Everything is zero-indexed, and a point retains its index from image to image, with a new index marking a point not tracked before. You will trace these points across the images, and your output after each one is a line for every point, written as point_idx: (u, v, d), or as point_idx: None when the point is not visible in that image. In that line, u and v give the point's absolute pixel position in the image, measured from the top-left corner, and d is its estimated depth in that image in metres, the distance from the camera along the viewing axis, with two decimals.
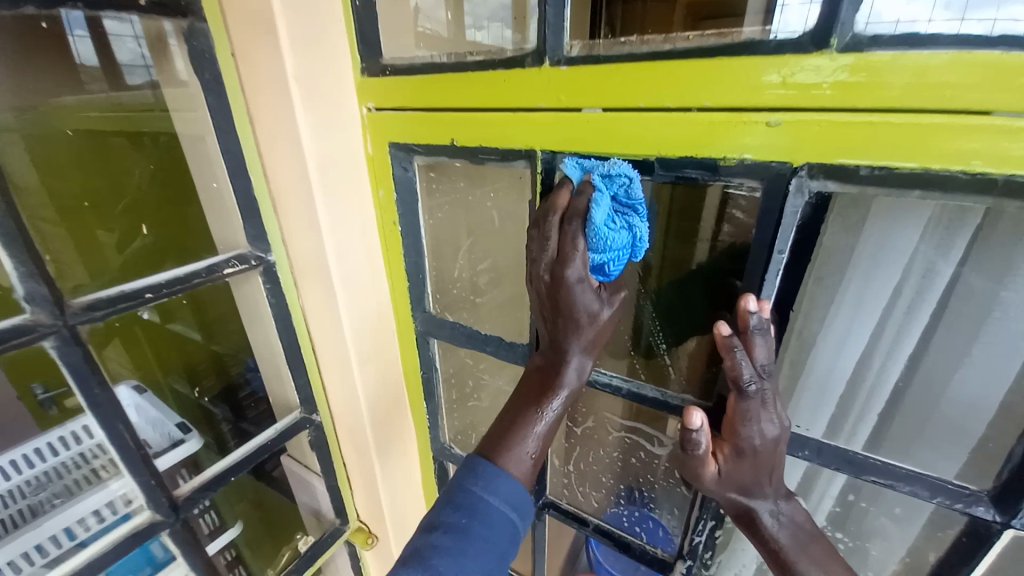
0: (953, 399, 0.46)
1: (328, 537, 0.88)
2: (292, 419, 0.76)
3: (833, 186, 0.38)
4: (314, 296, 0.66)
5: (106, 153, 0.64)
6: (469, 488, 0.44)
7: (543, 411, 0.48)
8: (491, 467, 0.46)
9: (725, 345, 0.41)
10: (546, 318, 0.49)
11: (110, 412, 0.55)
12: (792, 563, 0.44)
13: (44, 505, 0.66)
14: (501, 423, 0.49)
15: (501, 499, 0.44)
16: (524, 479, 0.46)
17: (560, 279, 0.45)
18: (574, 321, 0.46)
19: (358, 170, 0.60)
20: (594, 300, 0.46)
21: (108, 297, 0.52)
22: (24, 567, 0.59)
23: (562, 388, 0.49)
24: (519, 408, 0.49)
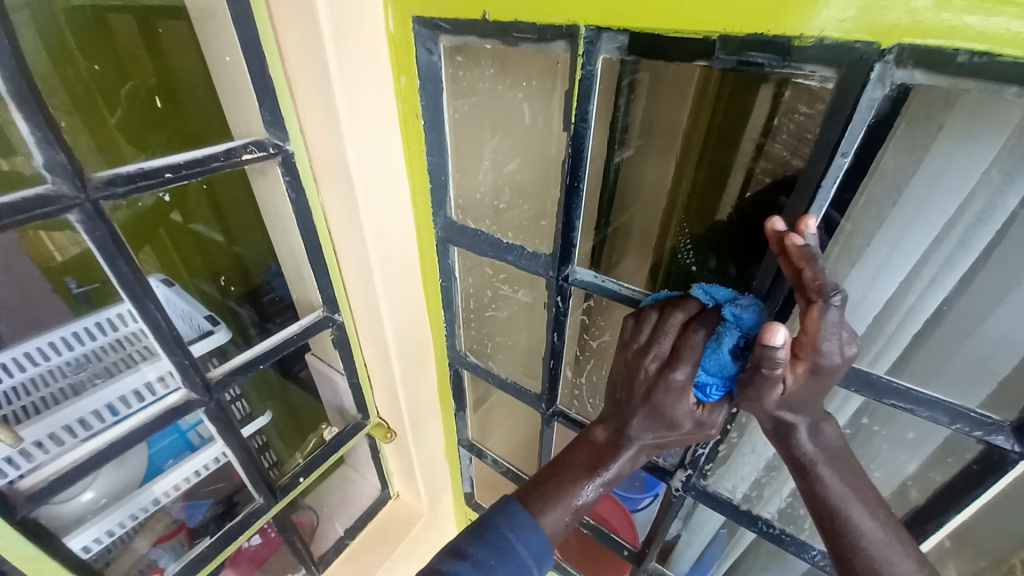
0: (994, 332, 0.44)
1: (350, 429, 0.95)
2: (316, 317, 0.78)
3: (920, 77, 0.33)
4: (334, 192, 0.64)
5: (111, 35, 0.63)
6: (503, 530, 0.50)
7: (592, 483, 0.54)
8: (527, 517, 0.51)
9: (801, 255, 0.39)
10: (621, 409, 0.53)
11: (142, 291, 0.57)
12: (816, 472, 0.45)
13: (87, 383, 0.70)
14: (550, 478, 0.55)
15: (529, 551, 0.49)
16: (552, 536, 0.52)
17: (655, 389, 0.49)
18: (653, 420, 0.51)
19: (378, 51, 0.55)
20: (682, 409, 0.50)
21: (127, 174, 0.51)
22: (68, 439, 0.63)
23: (612, 472, 0.54)
24: (573, 473, 0.54)
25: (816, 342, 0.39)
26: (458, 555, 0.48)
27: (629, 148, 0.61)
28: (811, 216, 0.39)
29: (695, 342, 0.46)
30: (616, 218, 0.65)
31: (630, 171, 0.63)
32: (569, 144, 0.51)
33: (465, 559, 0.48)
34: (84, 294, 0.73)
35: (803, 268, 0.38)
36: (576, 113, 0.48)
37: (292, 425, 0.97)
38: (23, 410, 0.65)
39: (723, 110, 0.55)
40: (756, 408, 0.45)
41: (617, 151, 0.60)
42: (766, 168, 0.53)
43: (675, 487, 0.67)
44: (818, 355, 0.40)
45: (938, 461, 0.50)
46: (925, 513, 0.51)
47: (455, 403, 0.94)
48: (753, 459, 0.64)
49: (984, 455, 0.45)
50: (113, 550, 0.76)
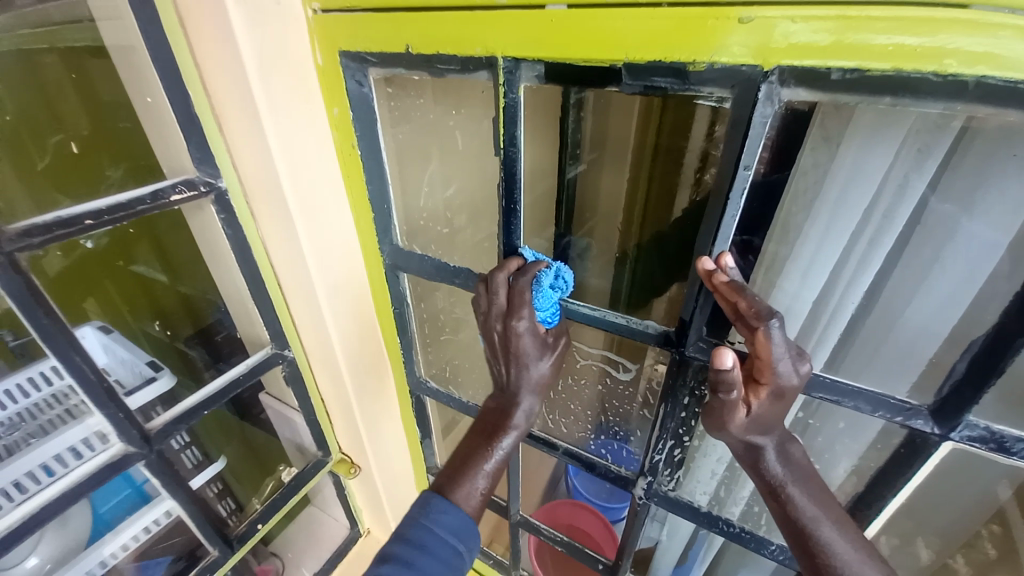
0: (906, 322, 0.48)
1: (312, 468, 0.92)
2: (264, 354, 0.75)
3: (804, 94, 0.36)
4: (272, 225, 0.63)
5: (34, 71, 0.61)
6: (421, 522, 0.50)
7: (495, 446, 0.56)
8: (441, 500, 0.52)
9: (732, 288, 0.41)
10: (500, 369, 0.57)
11: (66, 344, 0.54)
12: (788, 493, 0.47)
13: (19, 445, 0.65)
14: (457, 455, 0.56)
15: (445, 530, 0.50)
16: (472, 512, 0.53)
17: (506, 342, 0.54)
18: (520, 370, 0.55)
19: (307, 84, 0.55)
20: (535, 346, 0.54)
21: (43, 222, 0.49)
22: (4, 503, 0.57)
23: (512, 428, 0.56)
24: (474, 443, 0.56)
25: (772, 366, 0.41)
26: (389, 558, 0.48)
27: (583, 163, 0.68)
28: (726, 253, 0.44)
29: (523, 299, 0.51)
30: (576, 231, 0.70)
31: (585, 185, 0.70)
32: (502, 168, 0.52)
33: (388, 561, 0.48)
34: (22, 347, 0.65)
35: (736, 299, 0.41)
36: (505, 138, 0.50)
37: (248, 467, 0.92)
38: None
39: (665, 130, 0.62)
40: (728, 436, 0.47)
41: (570, 165, 0.67)
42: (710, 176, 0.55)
43: (639, 495, 0.67)
44: (776, 376, 0.42)
45: (872, 448, 0.52)
46: (866, 499, 0.53)
47: (420, 431, 0.93)
48: (710, 461, 0.65)
49: (908, 439, 0.48)
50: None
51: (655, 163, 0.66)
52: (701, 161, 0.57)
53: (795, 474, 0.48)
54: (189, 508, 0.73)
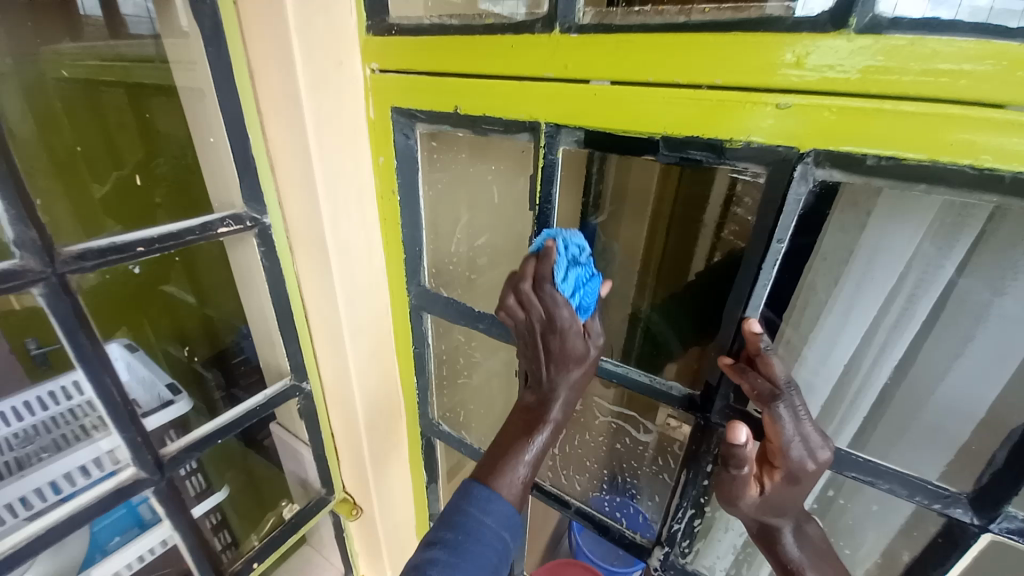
0: (940, 403, 0.46)
1: (313, 506, 0.89)
2: (282, 386, 0.75)
3: (839, 175, 0.37)
4: (307, 261, 0.66)
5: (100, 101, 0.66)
6: (471, 513, 0.45)
7: (535, 438, 0.49)
8: (485, 488, 0.47)
9: (733, 369, 0.43)
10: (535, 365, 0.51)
11: (99, 364, 0.55)
12: None
13: (30, 459, 0.66)
14: (496, 448, 0.50)
15: (493, 519, 0.45)
16: (514, 500, 0.47)
17: (548, 334, 0.49)
18: (563, 364, 0.49)
19: (358, 134, 0.59)
20: (580, 341, 0.49)
21: (97, 248, 0.52)
22: (8, 518, 0.58)
23: (551, 422, 0.50)
24: (512, 437, 0.50)
25: (782, 448, 0.41)
26: (432, 543, 0.44)
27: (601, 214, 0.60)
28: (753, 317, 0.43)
29: (554, 302, 0.47)
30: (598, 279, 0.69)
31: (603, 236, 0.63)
32: (536, 223, 0.54)
33: (437, 545, 0.44)
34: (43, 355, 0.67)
35: (740, 380, 0.42)
36: (540, 195, 0.52)
37: (247, 501, 0.91)
38: None
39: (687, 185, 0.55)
40: (742, 513, 0.45)
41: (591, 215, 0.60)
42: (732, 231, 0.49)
43: (654, 566, 0.64)
44: (789, 458, 0.41)
45: (909, 536, 0.49)
46: None
47: (427, 475, 0.90)
48: (730, 535, 0.62)
49: (946, 530, 0.45)
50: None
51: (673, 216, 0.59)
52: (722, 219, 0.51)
53: (811, 555, 0.46)
54: (189, 539, 0.72)
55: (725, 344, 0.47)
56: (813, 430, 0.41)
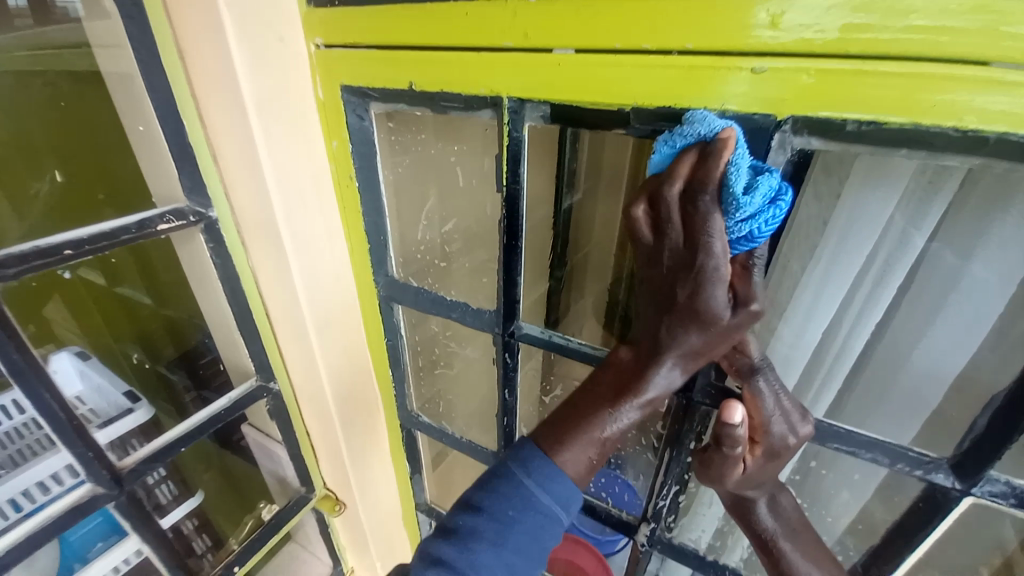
0: (914, 370, 0.46)
1: (294, 505, 0.86)
2: (248, 387, 0.72)
3: (816, 144, 0.36)
4: (263, 256, 0.61)
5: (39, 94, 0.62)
6: (518, 476, 0.40)
7: (626, 411, 0.39)
8: (544, 460, 0.40)
9: None
10: (651, 314, 0.38)
11: (36, 379, 0.50)
12: (780, 547, 0.45)
13: None
14: (575, 404, 0.41)
15: (550, 498, 0.39)
16: (578, 478, 0.40)
17: (680, 269, 0.35)
18: (687, 322, 0.36)
19: (306, 116, 0.54)
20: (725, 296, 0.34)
21: (19, 251, 0.46)
22: None
23: (652, 392, 0.38)
24: (600, 398, 0.40)
25: (764, 424, 0.40)
26: (472, 509, 0.41)
27: (578, 193, 0.65)
28: None
29: (710, 220, 0.32)
30: (572, 257, 0.69)
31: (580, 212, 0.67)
32: (504, 205, 0.51)
33: (478, 513, 0.40)
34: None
35: (721, 357, 0.41)
36: (507, 175, 0.48)
37: (222, 502, 0.88)
38: None
39: None
40: (720, 488, 0.44)
41: (567, 196, 0.64)
42: None
43: (641, 542, 0.64)
44: (770, 434, 0.40)
45: (888, 500, 0.50)
46: (882, 555, 0.50)
47: (410, 466, 0.89)
48: (709, 508, 0.62)
49: (925, 494, 0.45)
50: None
51: None
52: None
53: (793, 527, 0.46)
54: (161, 551, 0.69)
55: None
56: (792, 405, 0.40)
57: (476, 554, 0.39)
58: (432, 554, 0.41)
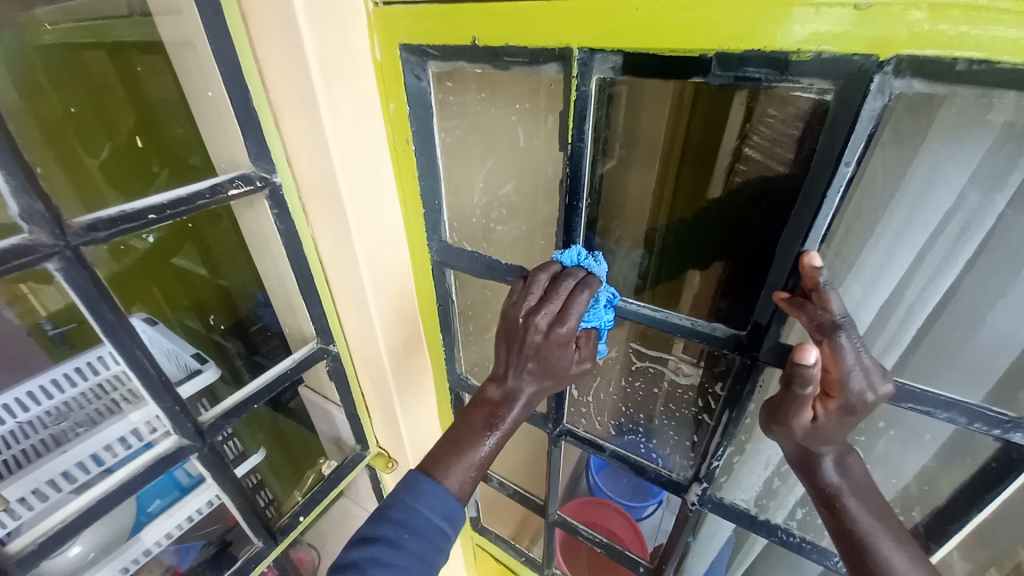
0: (996, 329, 0.44)
1: (350, 462, 0.92)
2: (309, 349, 0.75)
3: (917, 87, 0.34)
4: (324, 221, 0.63)
5: (83, 66, 0.62)
6: (406, 502, 0.50)
7: (492, 437, 0.53)
8: (431, 484, 0.51)
9: (791, 304, 0.41)
10: (511, 364, 0.53)
11: (127, 337, 0.53)
12: (844, 504, 0.45)
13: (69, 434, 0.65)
14: (452, 437, 0.54)
15: (432, 512, 0.49)
16: (460, 496, 0.52)
17: (543, 343, 0.50)
18: (544, 372, 0.52)
19: (365, 78, 0.54)
20: (569, 353, 0.51)
21: (108, 216, 0.48)
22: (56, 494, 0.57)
23: (509, 421, 0.54)
24: (471, 431, 0.54)
25: (843, 379, 0.39)
26: (365, 541, 0.48)
27: (611, 160, 0.52)
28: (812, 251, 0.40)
29: (577, 308, 0.49)
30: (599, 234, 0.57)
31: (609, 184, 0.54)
32: (568, 164, 0.50)
33: (375, 543, 0.48)
34: (61, 336, 0.66)
35: (796, 314, 0.41)
36: (573, 133, 0.48)
37: (286, 459, 0.92)
38: (11, 463, 0.60)
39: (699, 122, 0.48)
40: (787, 436, 0.45)
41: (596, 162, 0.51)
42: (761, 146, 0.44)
43: (691, 502, 0.65)
44: (848, 390, 0.40)
45: (959, 461, 0.49)
46: (949, 515, 0.50)
47: None
48: (761, 470, 0.63)
49: (1002, 454, 0.44)
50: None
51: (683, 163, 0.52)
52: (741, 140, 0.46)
53: (860, 485, 0.46)
54: (236, 499, 0.74)
55: (778, 283, 0.45)
56: (873, 362, 0.40)
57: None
58: None
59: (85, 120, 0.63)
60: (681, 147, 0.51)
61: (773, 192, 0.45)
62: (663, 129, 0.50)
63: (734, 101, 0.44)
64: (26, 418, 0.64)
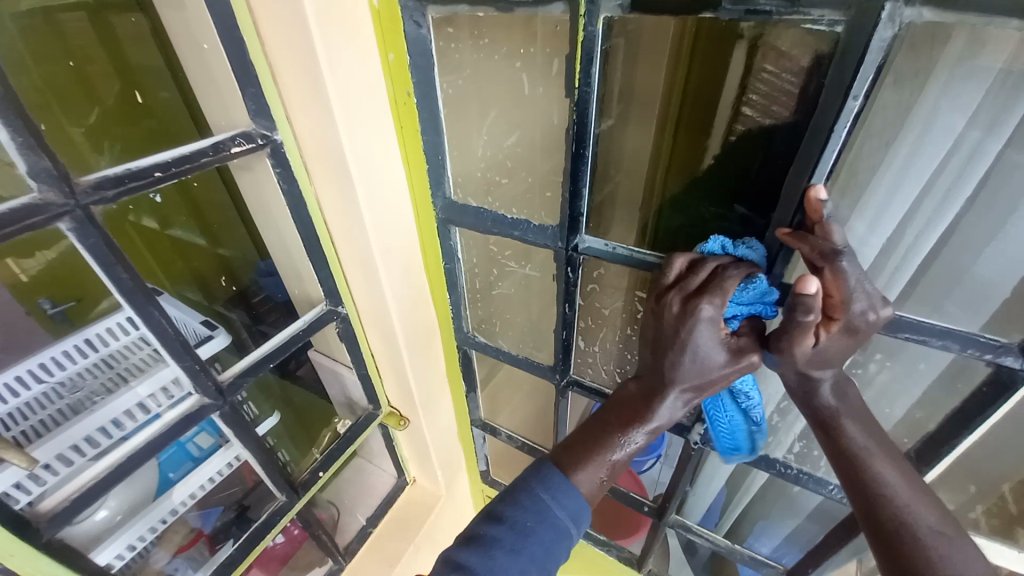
0: (994, 258, 0.46)
1: (364, 420, 0.95)
2: (319, 312, 0.76)
3: (926, 14, 0.34)
4: (327, 180, 0.63)
5: (63, 38, 0.63)
6: (534, 490, 0.50)
7: (632, 436, 0.52)
8: (563, 478, 0.51)
9: (793, 237, 0.42)
10: (650, 360, 0.52)
11: (143, 299, 0.54)
12: (841, 425, 0.48)
13: (84, 404, 0.65)
14: (586, 437, 0.54)
15: (564, 510, 0.50)
16: (589, 494, 0.52)
17: (679, 329, 0.47)
18: (676, 363, 0.49)
19: (362, 28, 0.53)
20: (717, 344, 0.48)
21: (114, 174, 0.48)
22: (79, 459, 0.59)
23: (653, 424, 0.52)
24: (607, 430, 0.53)
25: (845, 301, 0.41)
26: (494, 519, 0.49)
27: (609, 118, 0.53)
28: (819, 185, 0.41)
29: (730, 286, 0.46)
30: (597, 193, 0.58)
31: (610, 142, 0.55)
32: (574, 111, 0.50)
33: (502, 523, 0.49)
34: (60, 313, 0.70)
35: (799, 246, 0.42)
36: (579, 77, 0.48)
37: (298, 424, 0.94)
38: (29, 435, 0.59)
39: (698, 72, 0.49)
40: (788, 366, 0.47)
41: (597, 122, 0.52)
42: (759, 99, 0.45)
43: (695, 441, 0.69)
44: (849, 312, 0.42)
45: (952, 387, 0.51)
46: (939, 439, 0.53)
47: (466, 385, 0.96)
48: (760, 407, 0.66)
49: (993, 378, 0.47)
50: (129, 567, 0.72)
51: (685, 108, 0.52)
52: (741, 91, 0.47)
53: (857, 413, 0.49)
54: (258, 455, 0.77)
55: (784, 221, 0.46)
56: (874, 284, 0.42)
57: (497, 559, 0.47)
58: (453, 560, 0.48)
59: (69, 95, 0.63)
60: (681, 92, 0.52)
61: (774, 143, 0.46)
62: (662, 80, 0.52)
63: (733, 49, 0.45)
64: (43, 389, 0.63)
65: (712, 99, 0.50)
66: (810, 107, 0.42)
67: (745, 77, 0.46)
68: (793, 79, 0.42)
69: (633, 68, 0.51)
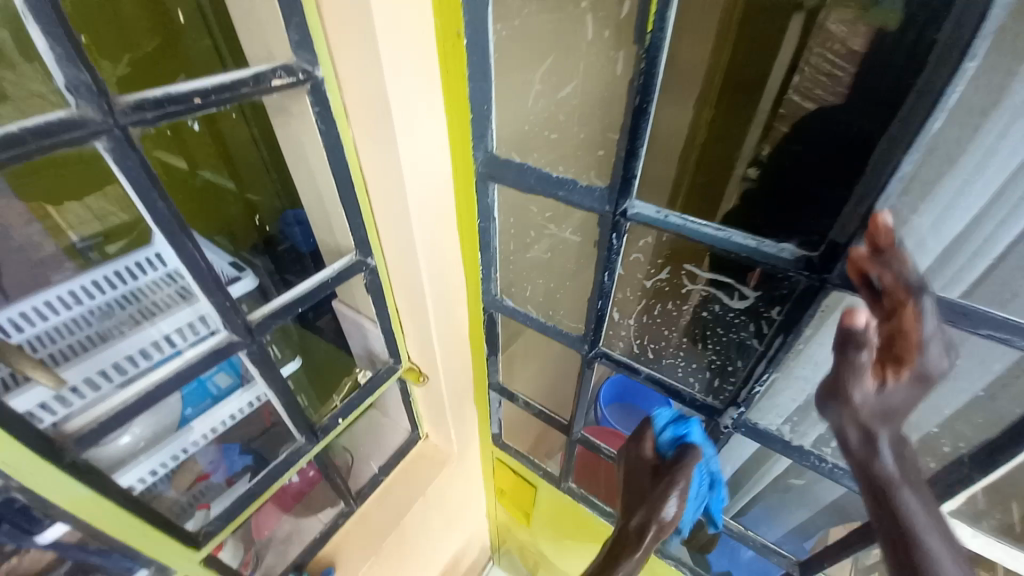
0: None
1: (383, 373, 0.96)
2: (348, 261, 0.76)
3: None
4: (366, 122, 0.60)
5: None
6: None
7: (627, 562, 0.66)
8: None
9: (866, 259, 0.40)
10: (636, 504, 0.70)
11: (177, 230, 0.53)
12: (878, 440, 0.47)
13: (113, 333, 0.64)
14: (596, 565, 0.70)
15: None
16: None
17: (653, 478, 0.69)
18: (655, 505, 0.66)
19: None
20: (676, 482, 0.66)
21: (152, 96, 0.45)
22: (105, 384, 0.59)
23: (642, 552, 0.66)
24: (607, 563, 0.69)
25: (920, 343, 0.40)
26: None
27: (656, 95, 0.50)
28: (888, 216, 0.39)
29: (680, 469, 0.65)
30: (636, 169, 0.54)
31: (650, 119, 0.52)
32: (641, 60, 0.46)
33: None
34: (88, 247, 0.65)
35: (865, 272, 0.41)
36: (653, 20, 0.43)
37: (320, 373, 0.94)
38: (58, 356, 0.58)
39: (741, 58, 0.52)
40: (851, 360, 0.44)
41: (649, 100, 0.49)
42: (806, 89, 0.48)
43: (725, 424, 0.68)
44: (924, 357, 0.40)
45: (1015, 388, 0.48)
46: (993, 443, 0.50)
47: (488, 348, 0.95)
48: (795, 396, 0.62)
49: None
50: (150, 498, 0.69)
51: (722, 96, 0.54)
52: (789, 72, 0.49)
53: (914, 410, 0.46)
54: (282, 397, 0.78)
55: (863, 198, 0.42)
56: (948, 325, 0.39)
57: None
58: None
59: (100, 40, 0.58)
60: (722, 76, 0.53)
61: (833, 137, 0.45)
62: (705, 54, 0.51)
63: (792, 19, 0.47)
64: (71, 315, 0.62)
65: (753, 73, 0.52)
66: (904, 86, 0.38)
67: (799, 53, 0.48)
68: (844, 67, 0.43)
69: (678, 32, 0.47)
